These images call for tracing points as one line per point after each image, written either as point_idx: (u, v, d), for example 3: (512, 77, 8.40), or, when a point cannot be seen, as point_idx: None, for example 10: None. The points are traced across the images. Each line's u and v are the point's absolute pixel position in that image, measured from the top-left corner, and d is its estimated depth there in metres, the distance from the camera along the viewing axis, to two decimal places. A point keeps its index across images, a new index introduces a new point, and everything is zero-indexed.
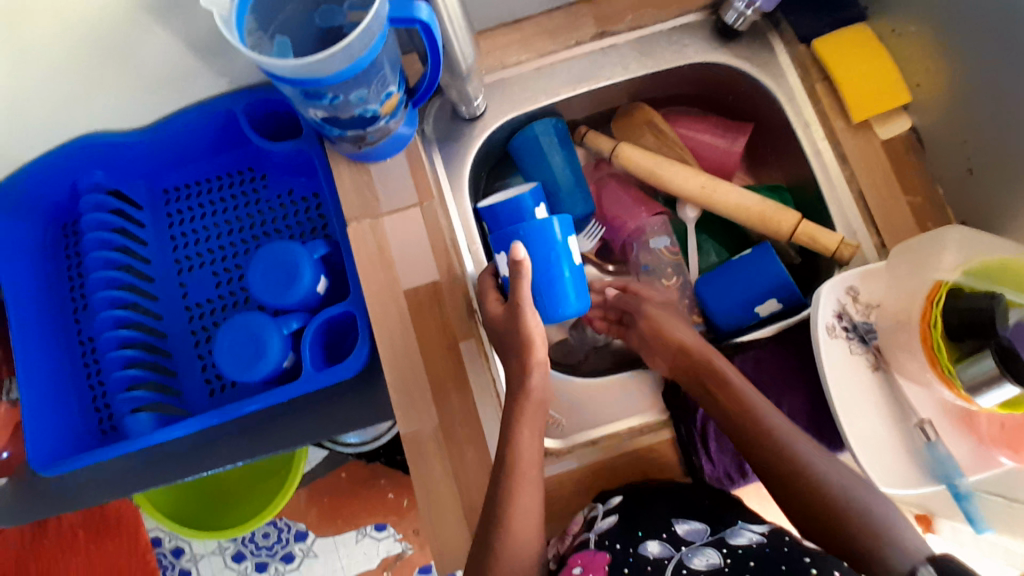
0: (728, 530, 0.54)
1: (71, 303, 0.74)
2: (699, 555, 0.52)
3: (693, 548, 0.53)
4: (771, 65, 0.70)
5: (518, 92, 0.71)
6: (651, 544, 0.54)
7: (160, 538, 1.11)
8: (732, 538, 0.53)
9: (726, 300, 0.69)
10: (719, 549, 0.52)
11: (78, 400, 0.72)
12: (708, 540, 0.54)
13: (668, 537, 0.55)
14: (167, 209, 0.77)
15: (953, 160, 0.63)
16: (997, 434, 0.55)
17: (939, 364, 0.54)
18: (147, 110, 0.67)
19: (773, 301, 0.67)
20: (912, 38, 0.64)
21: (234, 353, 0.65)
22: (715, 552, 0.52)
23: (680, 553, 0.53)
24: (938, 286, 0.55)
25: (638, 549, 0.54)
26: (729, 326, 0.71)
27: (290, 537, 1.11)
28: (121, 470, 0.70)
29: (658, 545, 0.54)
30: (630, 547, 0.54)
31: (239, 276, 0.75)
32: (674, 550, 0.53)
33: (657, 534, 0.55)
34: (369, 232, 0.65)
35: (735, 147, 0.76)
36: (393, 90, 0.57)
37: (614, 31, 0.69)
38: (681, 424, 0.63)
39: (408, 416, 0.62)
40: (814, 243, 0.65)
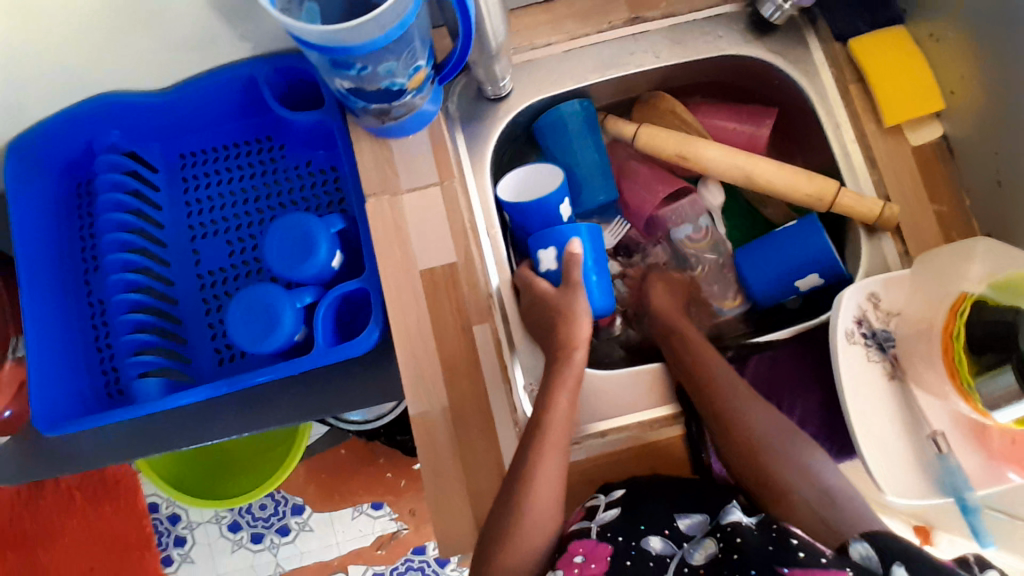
0: (721, 511, 0.56)
1: (82, 264, 0.74)
2: (698, 549, 0.54)
3: (693, 543, 0.55)
4: (803, 61, 0.68)
5: (546, 75, 0.69)
6: (653, 540, 0.55)
7: (157, 504, 1.10)
8: (726, 518, 0.55)
9: (766, 272, 0.69)
10: (715, 536, 0.54)
11: (86, 361, 0.72)
12: (707, 531, 0.55)
13: (670, 533, 0.56)
14: (183, 174, 0.76)
15: (981, 173, 0.61)
16: (1008, 449, 0.55)
17: (959, 378, 0.53)
18: (169, 70, 0.66)
19: (815, 276, 0.67)
20: (950, 43, 0.62)
21: (246, 323, 0.65)
22: (713, 541, 0.54)
23: (682, 550, 0.55)
24: (962, 298, 0.54)
25: (640, 543, 0.55)
26: (767, 301, 0.71)
27: (287, 511, 1.11)
28: (125, 434, 0.70)
29: (660, 540, 0.56)
30: (632, 540, 0.55)
31: (253, 246, 0.74)
32: (676, 547, 0.55)
33: (660, 529, 0.56)
34: (388, 209, 0.64)
35: (761, 131, 0.73)
36: (422, 64, 0.56)
37: (647, 17, 0.69)
38: (693, 420, 0.62)
39: (418, 396, 0.61)
40: (855, 213, 0.64)
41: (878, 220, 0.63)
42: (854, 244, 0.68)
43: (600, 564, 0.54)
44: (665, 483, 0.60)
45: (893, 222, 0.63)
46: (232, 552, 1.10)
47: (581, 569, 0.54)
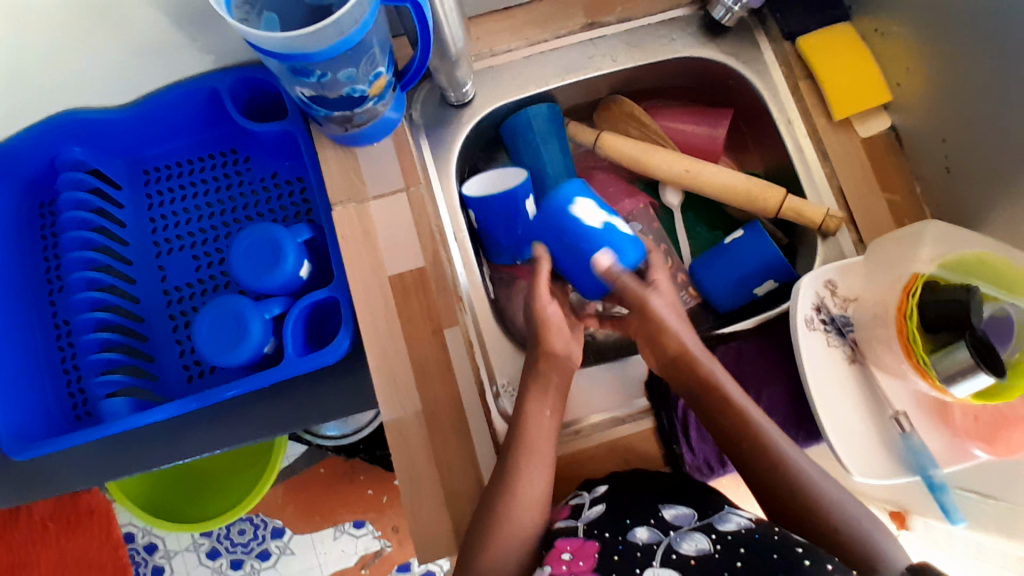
0: (716, 515, 0.55)
1: (44, 284, 0.72)
2: (688, 539, 0.53)
3: (681, 533, 0.53)
4: (755, 60, 0.70)
5: (508, 80, 0.71)
6: (639, 531, 0.54)
7: (133, 534, 1.10)
8: (721, 523, 0.53)
9: (722, 279, 0.70)
10: (708, 534, 0.52)
11: (51, 383, 0.70)
12: (696, 524, 0.54)
13: (656, 522, 0.55)
14: (147, 189, 0.75)
15: (932, 158, 0.64)
16: (971, 427, 0.56)
17: (915, 356, 0.54)
18: (129, 86, 0.66)
19: (771, 281, 0.68)
20: (893, 37, 0.65)
21: (215, 336, 0.64)
22: (705, 537, 0.52)
23: (669, 537, 0.53)
24: (915, 278, 0.55)
25: (627, 536, 0.54)
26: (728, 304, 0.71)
27: (266, 534, 1.09)
28: (94, 457, 0.68)
29: (647, 531, 0.54)
30: (619, 535, 0.54)
31: (221, 259, 0.74)
32: (662, 534, 0.54)
33: (645, 520, 0.55)
34: (355, 217, 0.64)
35: (718, 131, 0.75)
36: (381, 71, 0.57)
37: (603, 22, 0.71)
38: (664, 412, 0.64)
39: (391, 401, 0.61)
40: (800, 219, 0.66)
41: (821, 228, 0.65)
42: (808, 245, 0.70)
43: (588, 561, 0.53)
44: (651, 483, 0.60)
45: (838, 228, 0.65)
46: None
47: (569, 565, 0.53)
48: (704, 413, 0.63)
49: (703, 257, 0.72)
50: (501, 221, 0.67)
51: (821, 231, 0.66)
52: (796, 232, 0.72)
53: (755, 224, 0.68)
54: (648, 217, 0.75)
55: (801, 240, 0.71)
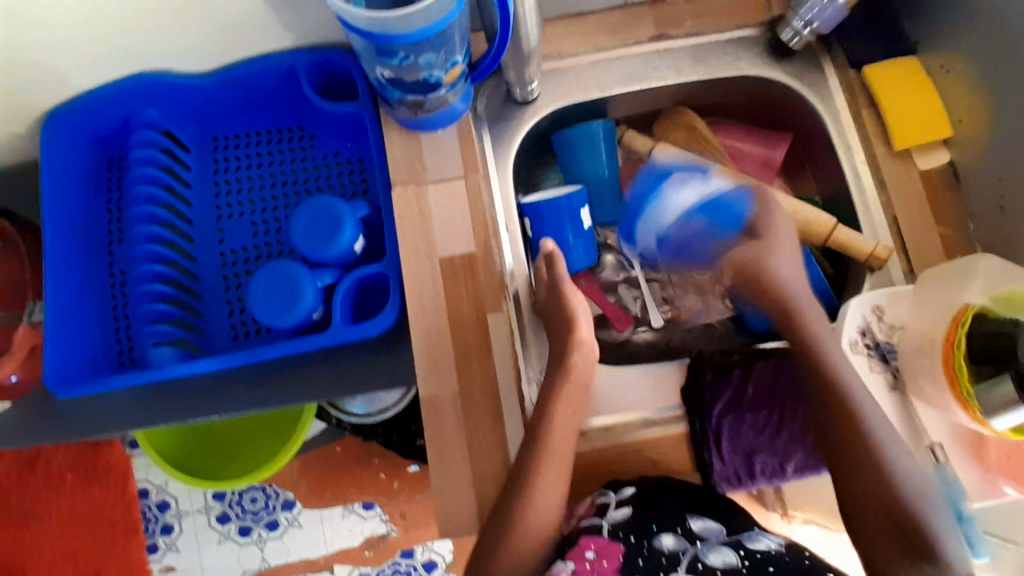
0: (745, 534, 0.58)
1: (108, 234, 0.76)
2: (716, 553, 0.55)
3: (708, 545, 0.56)
4: (818, 85, 0.71)
5: (572, 83, 0.72)
6: (666, 538, 0.56)
7: (148, 491, 1.10)
8: (751, 542, 0.56)
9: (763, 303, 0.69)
10: (736, 550, 0.55)
11: (102, 327, 0.73)
12: (725, 539, 0.57)
13: (683, 531, 0.57)
14: (213, 153, 0.78)
15: (987, 197, 0.64)
16: (1003, 464, 0.58)
17: (959, 386, 0.55)
18: (212, 53, 0.69)
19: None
20: (960, 75, 0.66)
21: (267, 298, 0.66)
22: (733, 553, 0.55)
23: (695, 548, 0.56)
24: (964, 309, 0.56)
25: (652, 542, 0.56)
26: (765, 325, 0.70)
27: (277, 505, 1.10)
28: (134, 401, 0.71)
29: (673, 539, 0.57)
30: (644, 540, 0.56)
31: (277, 228, 0.76)
32: (688, 544, 0.56)
33: (672, 528, 0.57)
34: (413, 199, 0.66)
35: (777, 153, 0.77)
36: (458, 61, 0.59)
37: (672, 35, 0.72)
38: (698, 417, 0.63)
39: (430, 379, 0.63)
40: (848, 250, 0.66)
41: (869, 258, 0.66)
42: (856, 278, 0.69)
43: (611, 561, 0.55)
44: (677, 490, 0.61)
45: (887, 258, 0.65)
46: (218, 543, 1.10)
47: (592, 564, 0.55)
48: (737, 422, 0.63)
49: None
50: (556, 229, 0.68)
51: (867, 263, 0.66)
52: (843, 265, 0.72)
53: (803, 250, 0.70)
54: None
55: (850, 273, 0.71)
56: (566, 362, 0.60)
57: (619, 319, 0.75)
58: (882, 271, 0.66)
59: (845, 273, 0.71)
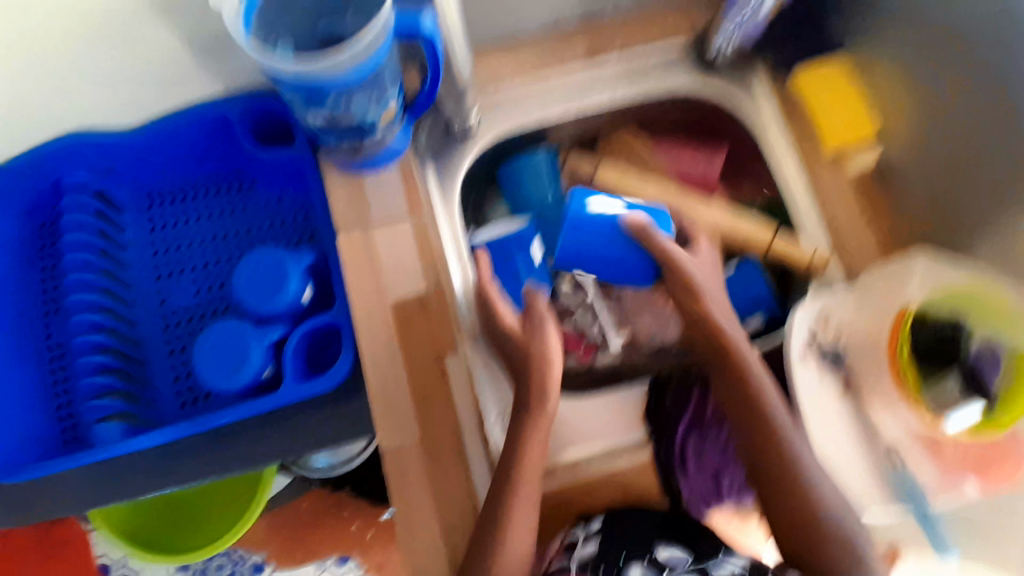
0: (711, 560, 0.60)
1: (40, 305, 0.72)
2: None
3: None
4: (747, 102, 0.74)
5: (510, 114, 0.73)
6: (633, 574, 0.60)
7: (108, 566, 1.02)
8: (715, 568, 0.59)
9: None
10: None
11: (41, 406, 0.69)
12: (690, 568, 0.60)
13: (650, 561, 0.60)
14: (150, 213, 0.76)
15: (915, 197, 0.67)
16: (963, 458, 0.56)
17: (906, 389, 0.56)
18: (141, 107, 0.67)
19: (759, 313, 0.73)
20: (879, 83, 0.69)
21: (217, 361, 0.65)
22: None
23: None
24: (902, 313, 0.57)
25: None
26: None
27: (246, 570, 1.05)
28: (78, 484, 0.66)
29: (641, 569, 0.60)
30: None
31: (222, 285, 0.74)
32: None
33: (640, 560, 0.61)
34: (359, 243, 0.65)
35: (715, 164, 0.79)
36: (392, 99, 0.58)
37: (603, 59, 0.74)
38: (662, 441, 0.64)
39: (390, 425, 0.61)
40: (789, 258, 0.69)
41: (807, 266, 0.69)
42: (799, 288, 0.71)
43: None
44: (643, 520, 0.61)
45: (824, 265, 0.68)
46: None
47: None
48: (700, 441, 0.65)
49: None
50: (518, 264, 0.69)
51: (806, 271, 0.69)
52: (785, 275, 0.74)
53: (749, 261, 0.73)
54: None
55: (793, 283, 0.73)
56: (526, 394, 0.60)
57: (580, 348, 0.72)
58: (823, 278, 0.67)
59: (788, 284, 0.73)
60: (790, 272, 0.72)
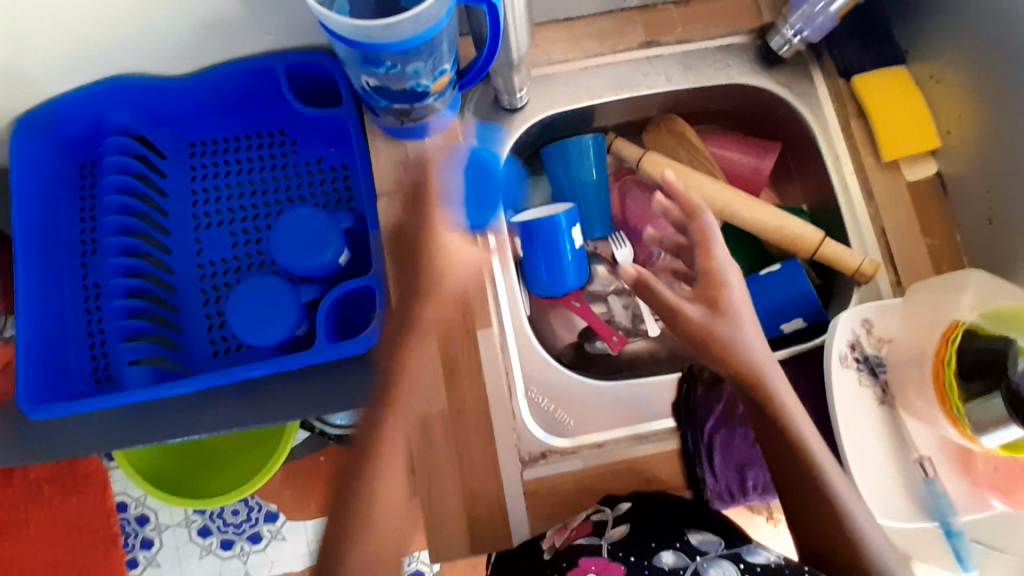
0: (745, 547, 0.53)
1: (80, 246, 0.73)
2: (715, 567, 0.51)
3: (708, 559, 0.52)
4: (809, 95, 0.70)
5: (561, 91, 0.71)
6: (665, 555, 0.53)
7: (126, 503, 1.06)
8: (750, 555, 0.52)
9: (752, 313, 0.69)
10: (736, 563, 0.51)
11: (75, 343, 0.71)
12: (724, 553, 0.53)
13: (682, 547, 0.54)
14: (190, 161, 0.76)
15: (974, 208, 0.64)
16: (992, 477, 0.57)
17: (949, 404, 0.54)
18: (190, 56, 0.66)
19: (799, 318, 0.68)
20: (950, 85, 0.65)
21: (251, 317, 0.65)
22: (732, 565, 0.51)
23: (696, 563, 0.52)
24: (954, 326, 0.56)
25: (652, 560, 0.53)
26: None
27: (260, 517, 1.08)
28: (112, 423, 0.68)
29: (673, 555, 0.53)
30: (644, 559, 0.53)
31: (259, 239, 0.74)
32: (688, 559, 0.52)
33: (671, 545, 0.54)
34: (399, 210, 0.64)
35: (765, 163, 0.76)
36: (446, 69, 0.57)
37: (662, 42, 0.71)
38: (689, 432, 0.62)
39: (419, 394, 0.61)
40: (837, 263, 0.66)
41: (857, 273, 0.65)
42: (843, 290, 0.69)
43: None
44: (673, 505, 0.59)
45: (874, 273, 0.65)
46: (200, 557, 1.06)
47: None
48: (729, 436, 0.62)
49: None
50: (547, 262, 0.68)
51: (855, 277, 0.66)
52: (831, 275, 0.71)
53: (794, 260, 0.68)
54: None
55: (837, 283, 0.70)
56: None
57: (610, 338, 0.74)
58: (871, 285, 0.65)
59: (832, 286, 0.71)
60: (836, 272, 0.70)
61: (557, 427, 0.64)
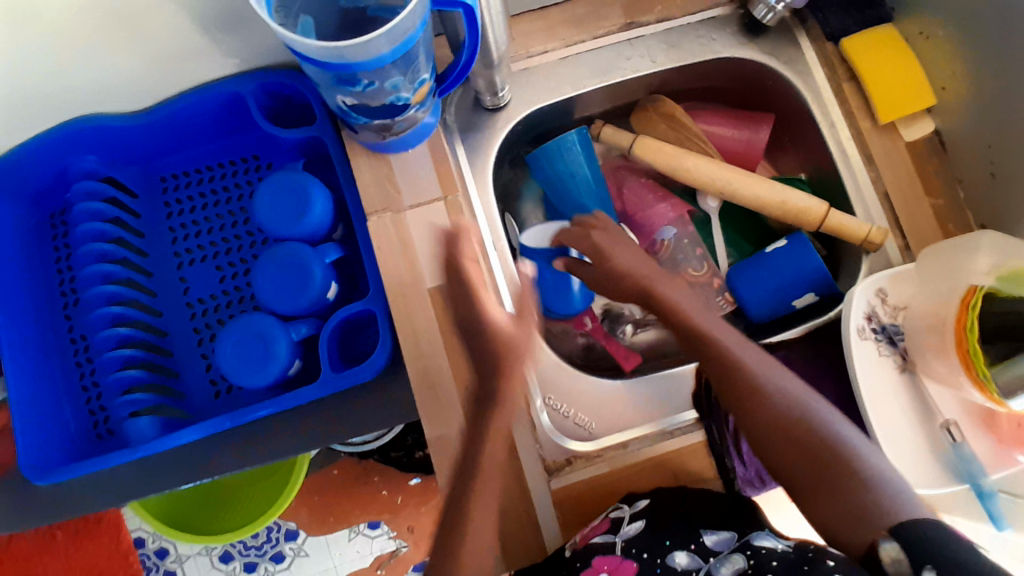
0: (751, 533, 0.55)
1: (61, 298, 0.70)
2: (726, 564, 0.54)
3: (721, 559, 0.55)
4: (797, 62, 0.68)
5: (543, 83, 0.68)
6: (679, 556, 0.56)
7: (144, 539, 1.05)
8: (758, 540, 0.54)
9: (761, 292, 0.68)
10: (744, 553, 0.54)
11: (70, 401, 0.68)
12: (735, 547, 0.55)
13: (696, 548, 0.56)
14: (164, 197, 0.73)
15: (976, 164, 0.63)
16: (1016, 433, 0.57)
17: (974, 369, 0.54)
18: (150, 88, 0.63)
19: (810, 294, 0.66)
20: (941, 39, 0.63)
21: (240, 357, 0.62)
22: (741, 558, 0.54)
23: (708, 565, 0.55)
24: (973, 291, 0.55)
25: (666, 559, 0.56)
26: (763, 317, 0.70)
27: (279, 537, 1.07)
28: (121, 478, 0.66)
29: (686, 555, 0.56)
30: (658, 557, 0.56)
31: (245, 271, 0.71)
32: (702, 561, 0.55)
33: (686, 544, 0.56)
34: (391, 227, 0.62)
35: (759, 137, 0.73)
36: (425, 78, 0.54)
37: (642, 22, 0.68)
38: (713, 425, 0.62)
39: (434, 416, 0.60)
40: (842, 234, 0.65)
41: (864, 242, 0.64)
42: (852, 259, 0.68)
43: None
44: (688, 495, 0.58)
45: (882, 241, 0.63)
46: None
47: None
48: None
49: (741, 263, 0.71)
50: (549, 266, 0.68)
51: (864, 245, 0.64)
52: (837, 245, 0.71)
53: (800, 235, 0.67)
54: (683, 223, 0.74)
55: (843, 255, 0.70)
56: None
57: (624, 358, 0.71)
58: (879, 254, 0.64)
59: (840, 256, 0.70)
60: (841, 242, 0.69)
61: (579, 431, 0.62)
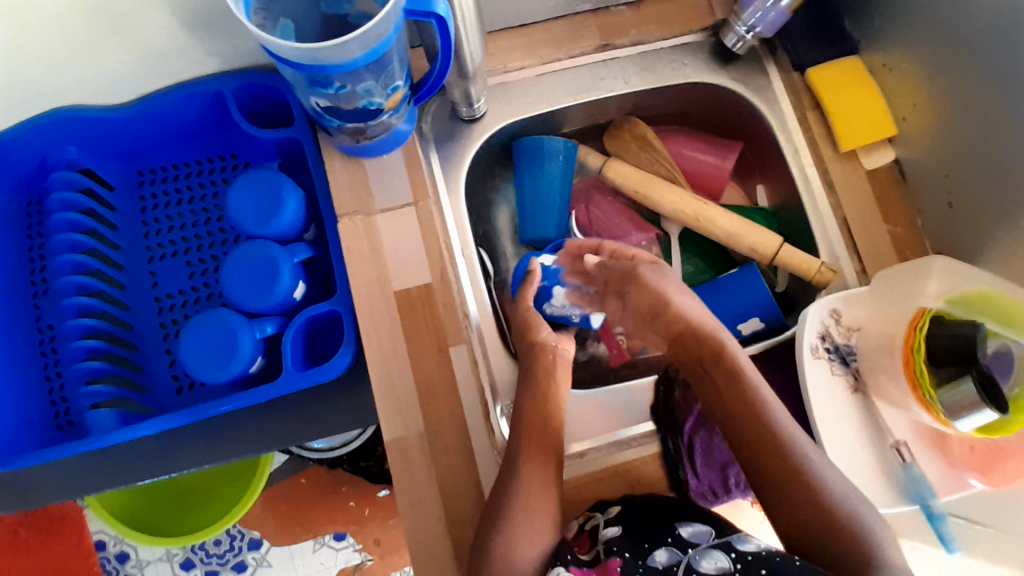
0: (733, 535, 0.52)
1: (30, 287, 0.70)
2: (707, 559, 0.50)
3: (700, 552, 0.51)
4: (763, 88, 0.71)
5: (519, 98, 0.70)
6: (659, 554, 0.51)
7: (104, 542, 1.03)
8: (741, 543, 0.51)
9: (721, 314, 0.69)
10: (727, 552, 0.50)
11: (32, 389, 0.68)
12: (714, 542, 0.52)
13: (674, 544, 0.52)
14: (141, 192, 0.74)
15: (934, 193, 0.65)
16: (970, 457, 0.57)
17: (921, 389, 0.55)
18: (131, 83, 0.64)
19: (757, 319, 0.69)
20: (900, 73, 0.66)
21: (203, 352, 0.62)
22: (725, 557, 0.50)
23: (688, 558, 0.51)
24: (921, 313, 0.56)
25: (647, 561, 0.51)
26: None
27: (243, 545, 1.05)
28: (78, 470, 0.66)
29: (667, 554, 0.51)
30: (639, 558, 0.51)
31: (216, 267, 0.72)
32: (681, 554, 0.51)
33: (663, 542, 0.52)
34: (362, 229, 0.63)
35: (726, 164, 0.76)
36: (399, 85, 0.56)
37: (617, 44, 0.70)
38: (669, 435, 0.63)
39: (393, 419, 0.59)
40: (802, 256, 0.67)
41: (814, 279, 0.67)
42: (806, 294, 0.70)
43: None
44: (659, 504, 0.57)
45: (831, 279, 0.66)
46: None
47: None
48: (709, 438, 0.64)
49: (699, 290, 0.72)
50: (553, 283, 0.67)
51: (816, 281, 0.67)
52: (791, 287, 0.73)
53: (751, 265, 0.70)
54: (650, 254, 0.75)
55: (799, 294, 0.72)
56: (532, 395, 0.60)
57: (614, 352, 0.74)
58: (836, 279, 0.66)
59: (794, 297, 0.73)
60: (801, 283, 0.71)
61: None
